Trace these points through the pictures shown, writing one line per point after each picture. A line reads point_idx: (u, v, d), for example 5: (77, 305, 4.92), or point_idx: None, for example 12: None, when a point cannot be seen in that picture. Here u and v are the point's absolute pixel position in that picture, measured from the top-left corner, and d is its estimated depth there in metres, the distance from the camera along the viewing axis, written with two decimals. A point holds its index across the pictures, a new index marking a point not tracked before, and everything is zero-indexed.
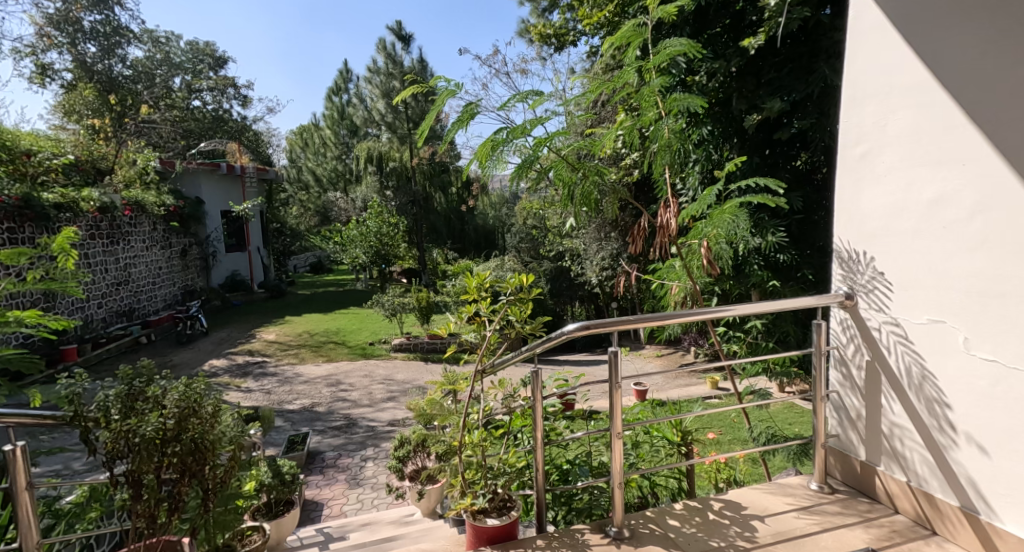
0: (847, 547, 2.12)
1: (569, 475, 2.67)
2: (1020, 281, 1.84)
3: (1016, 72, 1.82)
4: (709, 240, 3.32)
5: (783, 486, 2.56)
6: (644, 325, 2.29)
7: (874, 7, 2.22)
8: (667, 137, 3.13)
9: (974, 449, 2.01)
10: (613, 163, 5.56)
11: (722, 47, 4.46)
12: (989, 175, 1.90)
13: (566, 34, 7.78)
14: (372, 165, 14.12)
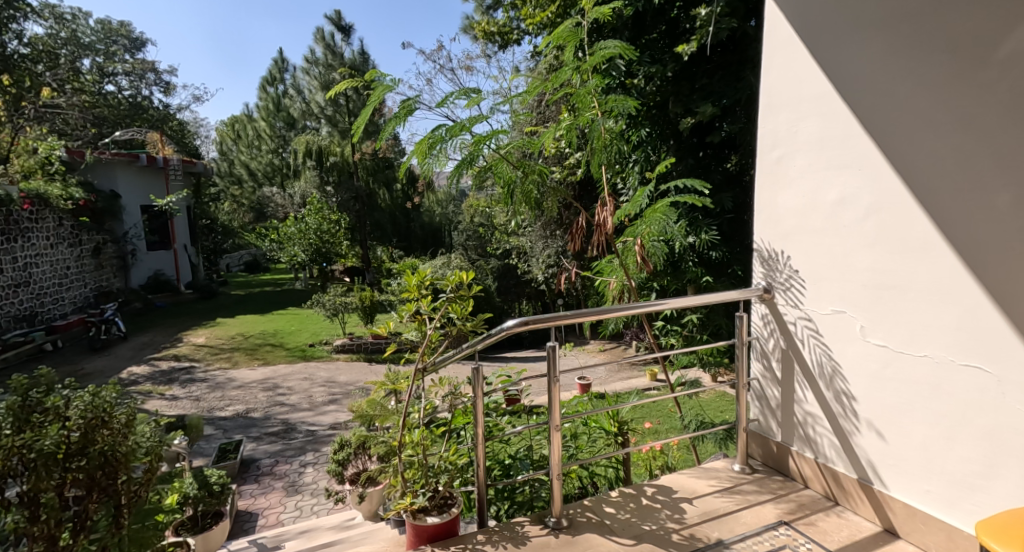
0: (763, 522, 2.27)
1: (512, 469, 2.78)
2: (907, 275, 1.99)
3: (899, 82, 1.97)
4: (643, 239, 3.45)
5: (708, 470, 2.71)
6: (583, 320, 2.36)
7: (785, 21, 2.39)
8: (602, 137, 3.27)
9: (872, 433, 2.16)
10: (557, 163, 5.68)
11: (659, 53, 4.66)
12: (879, 178, 2.05)
13: (509, 32, 7.88)
14: (311, 159, 13.84)
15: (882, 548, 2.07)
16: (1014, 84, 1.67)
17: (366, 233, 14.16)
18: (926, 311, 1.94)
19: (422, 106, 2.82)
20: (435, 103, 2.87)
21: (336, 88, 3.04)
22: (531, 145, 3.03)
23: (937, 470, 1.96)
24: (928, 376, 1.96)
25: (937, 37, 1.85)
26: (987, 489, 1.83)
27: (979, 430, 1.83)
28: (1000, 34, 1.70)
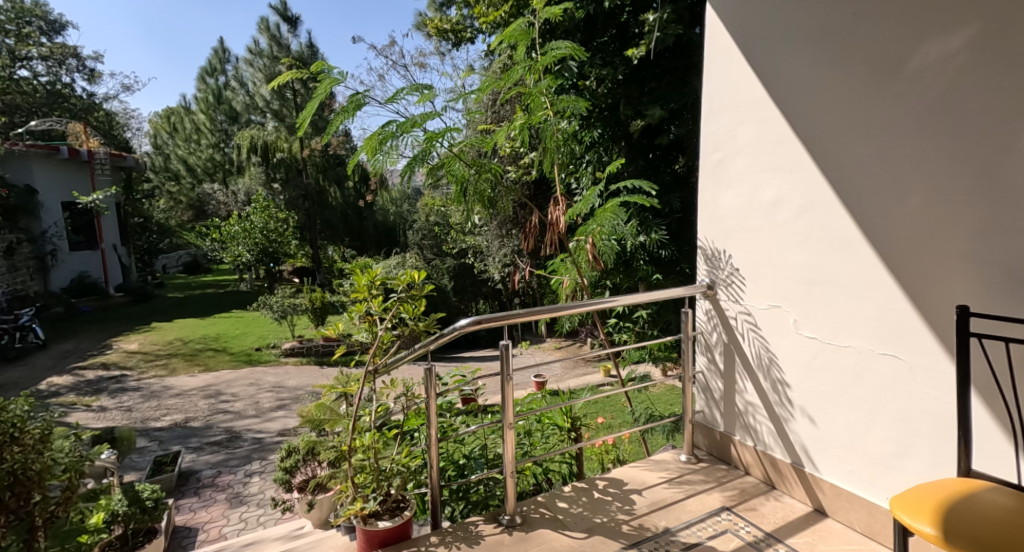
0: (708, 508, 2.37)
1: (465, 468, 2.81)
2: (834, 271, 2.12)
3: (827, 90, 2.10)
4: (594, 238, 3.54)
5: (657, 461, 2.80)
6: (537, 318, 2.38)
7: (725, 30, 2.50)
8: (554, 136, 3.34)
9: (806, 419, 2.31)
10: (512, 162, 5.71)
11: (610, 56, 4.77)
12: (809, 180, 2.18)
13: (463, 30, 7.85)
14: (256, 155, 13.49)
15: (812, 527, 2.21)
16: (924, 94, 1.81)
17: (317, 232, 13.98)
18: (850, 304, 2.08)
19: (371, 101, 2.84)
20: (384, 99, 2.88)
21: (280, 79, 3.02)
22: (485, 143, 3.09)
23: (859, 451, 2.12)
24: (853, 364, 2.10)
25: (859, 48, 1.98)
26: (901, 467, 1.98)
27: (895, 412, 1.98)
28: (912, 48, 1.84)
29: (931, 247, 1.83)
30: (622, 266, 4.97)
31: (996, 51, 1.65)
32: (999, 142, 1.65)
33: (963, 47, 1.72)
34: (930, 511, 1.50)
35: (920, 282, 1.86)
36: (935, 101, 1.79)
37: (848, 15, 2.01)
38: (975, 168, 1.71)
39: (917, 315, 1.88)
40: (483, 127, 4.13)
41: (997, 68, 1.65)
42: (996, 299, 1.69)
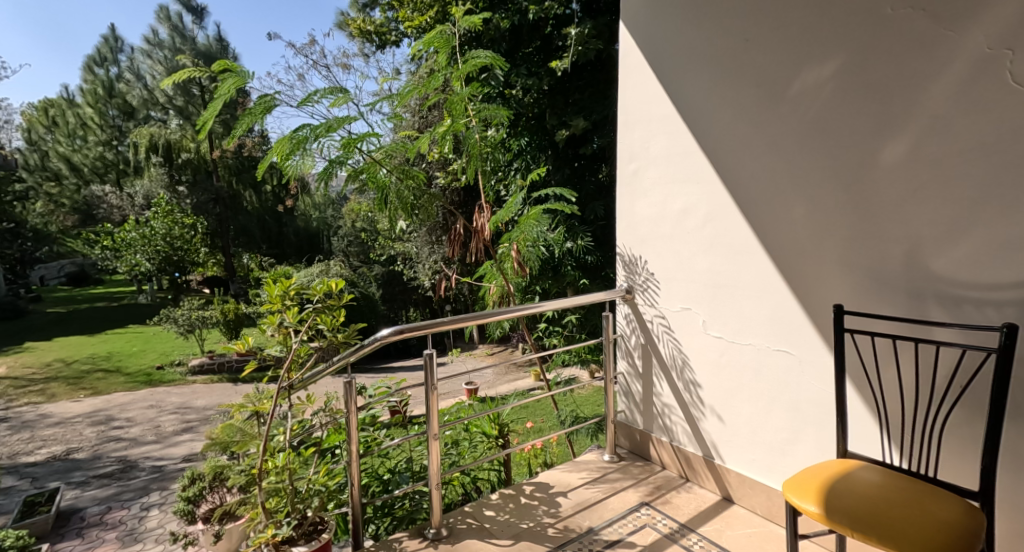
0: (628, 505, 2.48)
1: (390, 483, 2.73)
2: (737, 274, 2.28)
3: (726, 108, 2.26)
4: (518, 244, 3.60)
5: (580, 462, 2.87)
6: (461, 325, 2.37)
7: (637, 47, 2.62)
8: (478, 145, 3.40)
9: (715, 418, 2.46)
10: (440, 168, 5.64)
11: (535, 67, 4.77)
12: (713, 191, 2.33)
13: (387, 33, 7.45)
14: (157, 155, 12.29)
15: (721, 514, 2.37)
16: (806, 116, 2.00)
17: (231, 239, 13.36)
18: (750, 306, 2.25)
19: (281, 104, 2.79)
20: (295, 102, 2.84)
21: (175, 78, 2.89)
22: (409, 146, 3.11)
23: (759, 441, 2.30)
24: (755, 361, 2.27)
25: (753, 71, 2.16)
26: (794, 453, 2.17)
27: (789, 403, 2.17)
28: (795, 72, 2.03)
29: (814, 253, 2.02)
30: (550, 271, 4.88)
31: (863, 78, 1.85)
32: (866, 160, 1.86)
33: (834, 74, 1.92)
34: (815, 493, 1.66)
35: (806, 284, 2.05)
36: (815, 121, 1.98)
37: (742, 40, 2.18)
38: (848, 182, 1.91)
39: (805, 314, 2.07)
40: (404, 132, 4.06)
41: (864, 94, 1.85)
42: (867, 300, 1.89)
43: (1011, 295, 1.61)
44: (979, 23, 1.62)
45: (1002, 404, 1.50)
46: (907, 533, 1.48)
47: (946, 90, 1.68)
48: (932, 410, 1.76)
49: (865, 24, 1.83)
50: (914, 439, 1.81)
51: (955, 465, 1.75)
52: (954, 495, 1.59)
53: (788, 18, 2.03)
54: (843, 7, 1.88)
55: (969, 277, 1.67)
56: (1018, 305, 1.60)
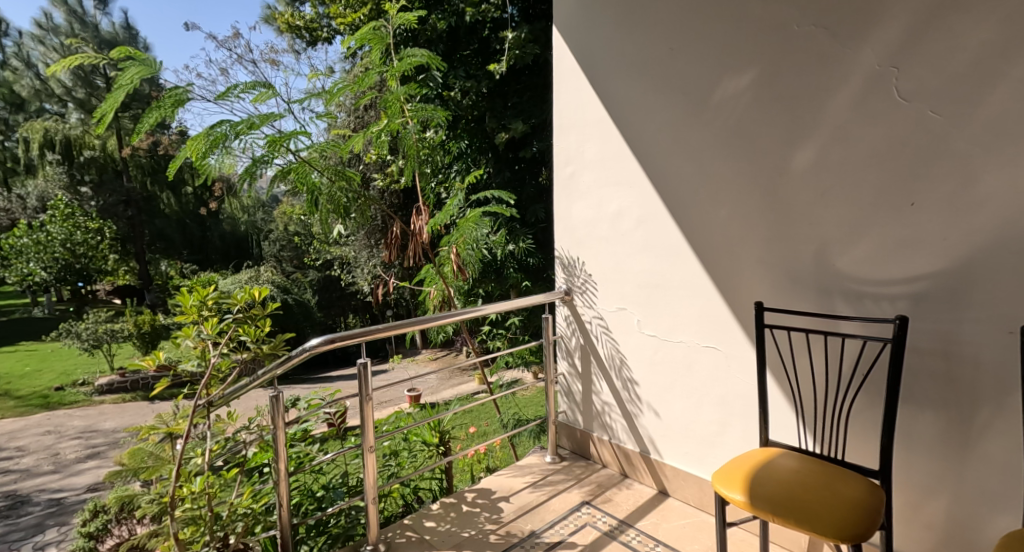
0: (569, 505, 2.51)
1: (323, 500, 2.55)
2: (669, 275, 2.35)
3: (655, 115, 2.33)
4: (458, 247, 3.56)
5: (522, 466, 2.86)
6: (398, 333, 2.31)
7: (570, 52, 2.65)
8: (415, 145, 3.30)
9: (652, 413, 2.53)
10: (379, 170, 5.44)
11: (474, 70, 4.68)
12: (645, 194, 2.39)
13: (318, 30, 6.60)
14: (54, 151, 10.01)
15: (656, 508, 2.43)
16: (727, 123, 2.09)
17: (145, 245, 11.27)
18: (680, 305, 2.33)
19: (193, 96, 2.65)
20: (212, 95, 2.71)
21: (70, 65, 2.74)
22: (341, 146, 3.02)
23: (692, 434, 2.38)
24: (686, 358, 2.35)
25: (678, 79, 2.24)
26: (724, 445, 2.27)
27: (718, 397, 2.26)
28: (716, 81, 2.11)
29: (736, 254, 2.11)
30: (493, 274, 4.78)
31: (776, 88, 1.95)
32: (780, 165, 1.96)
33: (751, 84, 2.02)
34: (740, 482, 1.73)
35: (731, 283, 2.14)
36: (736, 129, 2.07)
37: (667, 49, 2.26)
38: (766, 186, 2.01)
39: (731, 312, 2.16)
40: (337, 131, 3.92)
41: (777, 103, 1.95)
42: (784, 297, 1.99)
43: (904, 290, 1.73)
44: (870, 41, 1.74)
45: (896, 391, 1.61)
46: (819, 515, 1.57)
47: (846, 102, 1.80)
48: (842, 397, 1.88)
49: (775, 37, 1.94)
50: (826, 426, 1.92)
51: (861, 449, 1.87)
52: (859, 475, 1.70)
53: (706, 29, 2.12)
54: (755, 22, 1.99)
55: (870, 274, 1.79)
56: (909, 299, 1.73)
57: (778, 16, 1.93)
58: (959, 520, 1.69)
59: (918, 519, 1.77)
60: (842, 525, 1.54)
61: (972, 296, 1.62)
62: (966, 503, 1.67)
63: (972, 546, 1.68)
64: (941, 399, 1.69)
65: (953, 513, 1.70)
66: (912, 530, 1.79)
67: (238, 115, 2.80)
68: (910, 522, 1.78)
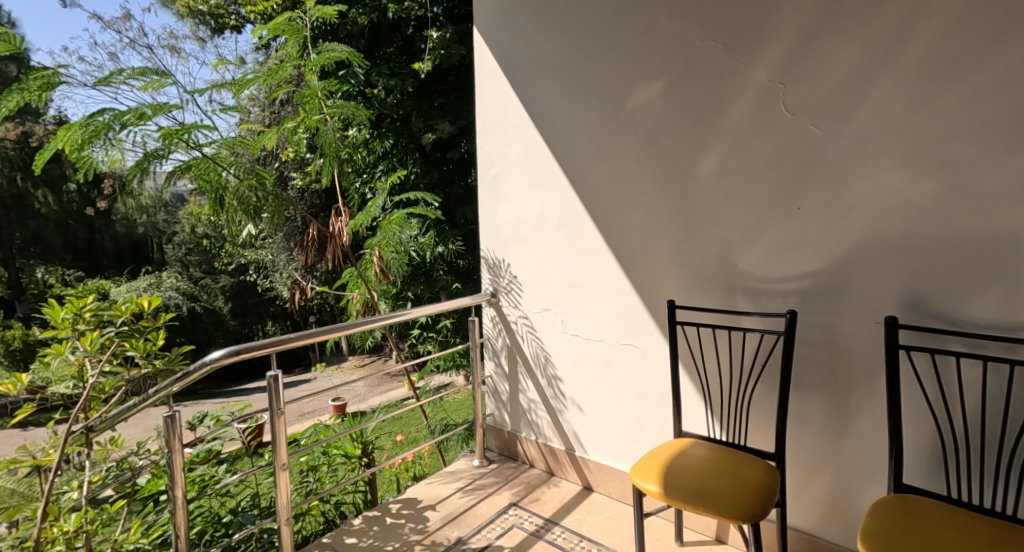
0: (497, 508, 2.50)
1: (230, 526, 2.39)
2: (590, 275, 2.43)
3: (574, 119, 2.41)
4: (381, 249, 3.50)
5: (452, 471, 2.82)
6: (318, 341, 2.20)
7: (491, 54, 2.68)
8: (334, 143, 3.17)
9: (576, 410, 2.61)
10: (298, 168, 5.25)
11: (399, 69, 4.62)
12: (566, 198, 2.47)
13: (224, 16, 5.92)
14: None
15: (581, 504, 2.50)
16: (639, 129, 2.20)
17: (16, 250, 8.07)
18: (601, 304, 2.41)
19: (68, 81, 2.48)
20: (92, 81, 2.55)
21: None
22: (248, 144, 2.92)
23: (614, 429, 2.47)
24: (607, 355, 2.44)
25: (594, 85, 2.33)
26: (642, 437, 2.38)
27: (636, 391, 2.37)
28: (629, 89, 2.22)
29: (650, 254, 2.22)
30: (421, 276, 4.66)
31: (682, 97, 2.07)
32: (688, 170, 2.09)
33: (660, 93, 2.13)
34: (656, 474, 1.83)
35: (646, 282, 2.25)
36: (647, 135, 2.18)
37: (583, 56, 2.35)
38: (675, 189, 2.13)
39: (648, 310, 2.27)
40: (248, 127, 3.74)
41: (683, 112, 2.08)
42: (692, 294, 2.12)
43: (794, 287, 1.89)
44: (760, 58, 1.89)
45: (787, 379, 1.76)
46: (726, 500, 1.68)
47: (742, 112, 1.94)
48: (745, 388, 2.01)
49: (679, 50, 2.06)
50: (730, 413, 2.07)
51: (760, 434, 2.02)
52: (758, 459, 1.84)
53: (619, 38, 2.23)
54: (661, 36, 2.10)
55: (765, 272, 1.94)
56: (798, 295, 1.89)
57: (681, 31, 2.05)
58: (841, 494, 1.86)
59: (808, 494, 1.92)
60: (744, 506, 1.66)
61: (849, 290, 1.79)
62: (847, 478, 1.84)
63: (852, 516, 1.85)
64: (825, 385, 1.86)
65: (836, 488, 1.87)
66: (803, 504, 1.94)
67: (124, 103, 2.61)
68: (802, 497, 1.94)
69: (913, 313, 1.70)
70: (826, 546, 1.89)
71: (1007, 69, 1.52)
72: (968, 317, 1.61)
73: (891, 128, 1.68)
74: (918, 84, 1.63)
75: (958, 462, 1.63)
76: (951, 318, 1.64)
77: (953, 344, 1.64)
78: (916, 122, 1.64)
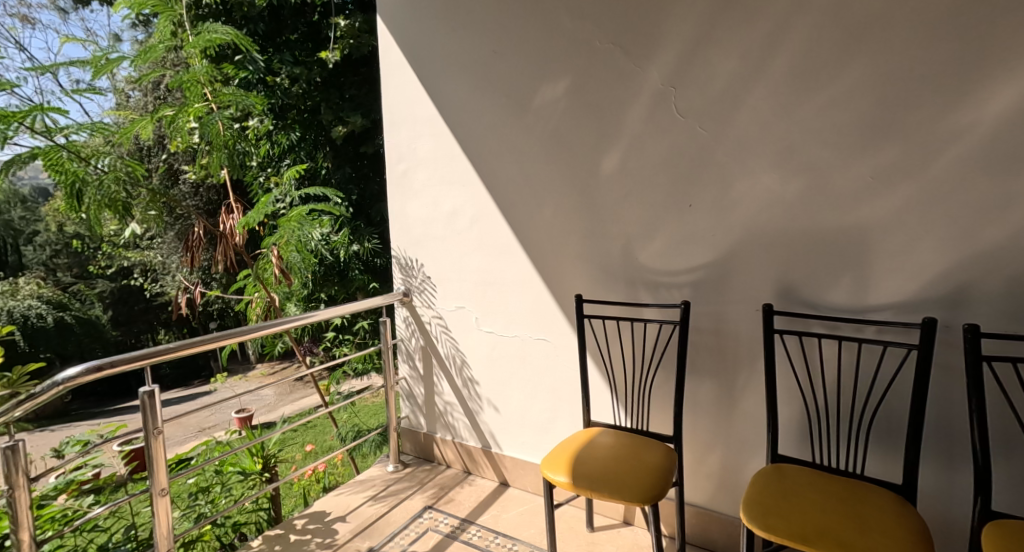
0: (411, 513, 2.48)
1: None
2: (504, 272, 2.47)
3: (482, 116, 2.44)
4: (281, 248, 3.29)
5: (364, 480, 2.76)
6: (198, 351, 2.02)
7: (397, 46, 2.66)
8: (221, 133, 2.87)
9: (490, 407, 2.65)
10: (190, 160, 4.93)
11: (303, 56, 4.42)
12: (477, 195, 2.50)
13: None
14: None
15: (498, 500, 2.54)
16: (545, 127, 2.27)
17: None
18: (514, 301, 2.46)
19: None
20: None
21: None
22: (113, 136, 2.65)
23: (529, 424, 2.53)
24: (521, 351, 2.49)
25: (501, 82, 2.37)
26: (555, 430, 2.45)
27: (549, 386, 2.44)
28: (535, 87, 2.28)
29: (559, 250, 2.30)
30: (336, 276, 4.51)
31: (585, 98, 2.16)
32: (591, 168, 2.18)
33: (565, 93, 2.21)
34: (565, 465, 1.89)
35: (556, 277, 2.32)
36: (553, 133, 2.26)
37: (490, 52, 2.38)
38: (580, 187, 2.21)
39: (558, 304, 2.34)
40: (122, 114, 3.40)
41: (586, 111, 2.17)
42: (598, 288, 2.23)
43: (687, 279, 2.03)
44: (654, 62, 2.00)
45: (681, 365, 1.88)
46: (628, 484, 1.77)
47: (639, 113, 2.05)
48: (647, 377, 2.13)
49: (582, 52, 2.15)
50: (634, 400, 2.18)
51: (660, 418, 2.14)
52: (659, 443, 1.96)
53: (525, 36, 2.28)
54: (564, 37, 2.18)
55: (662, 265, 2.07)
56: (691, 286, 2.02)
57: (582, 33, 2.14)
58: (729, 469, 2.01)
59: (702, 471, 2.06)
60: (645, 490, 1.74)
61: (734, 281, 1.94)
62: (734, 454, 1.99)
63: (739, 489, 2.00)
64: (715, 369, 2.00)
65: (726, 463, 2.02)
66: (698, 481, 2.08)
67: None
68: (698, 474, 2.07)
69: (785, 300, 1.87)
70: (719, 518, 2.03)
71: (858, 81, 1.70)
72: (828, 303, 1.80)
73: (765, 131, 1.84)
74: (787, 92, 1.80)
75: (821, 432, 1.82)
76: (818, 305, 1.82)
77: (816, 327, 1.83)
78: (786, 127, 1.81)
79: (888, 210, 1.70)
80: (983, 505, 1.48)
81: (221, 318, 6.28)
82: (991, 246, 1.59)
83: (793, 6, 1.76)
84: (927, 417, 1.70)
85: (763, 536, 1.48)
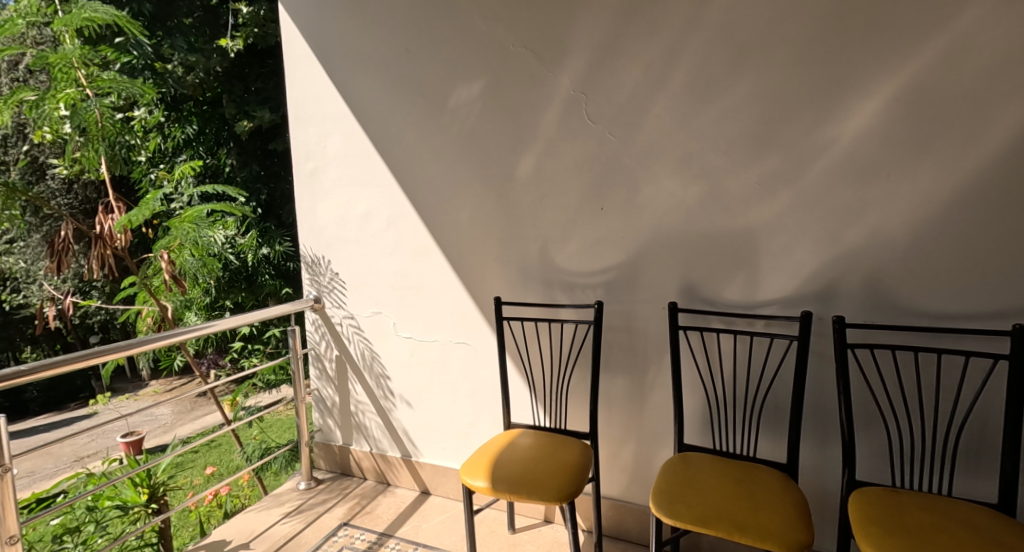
0: (324, 531, 2.39)
1: None
2: (421, 275, 2.46)
3: (396, 114, 2.43)
4: (172, 252, 3.05)
5: (274, 497, 2.64)
6: (63, 371, 1.82)
7: (303, 39, 2.59)
8: (97, 121, 2.68)
9: (407, 410, 2.62)
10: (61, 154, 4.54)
11: (200, 41, 4.08)
12: (390, 196, 2.48)
13: None
14: None
15: (417, 510, 2.51)
16: (461, 128, 2.30)
17: None
18: (433, 304, 2.46)
19: None
20: None
21: None
22: None
23: (448, 428, 2.53)
24: (440, 355, 2.49)
25: (416, 81, 2.37)
26: (474, 433, 2.47)
27: (467, 388, 2.45)
28: (450, 89, 2.30)
29: (476, 252, 2.32)
30: (243, 283, 4.24)
31: (500, 100, 2.20)
32: (507, 171, 2.22)
33: (480, 95, 2.24)
34: (484, 470, 1.90)
35: (474, 278, 2.34)
36: (468, 136, 2.28)
37: (404, 51, 2.37)
38: (496, 189, 2.25)
39: (475, 307, 2.36)
40: None
41: (501, 113, 2.21)
42: (514, 289, 2.27)
43: (600, 279, 2.11)
44: (565, 68, 2.08)
45: (594, 362, 1.95)
46: (544, 484, 1.80)
47: (552, 118, 2.12)
48: (562, 376, 2.20)
49: (495, 55, 2.19)
50: (551, 398, 2.24)
51: (576, 414, 2.21)
52: (575, 441, 2.02)
53: (439, 37, 2.29)
54: (478, 39, 2.21)
55: (576, 267, 2.14)
56: (603, 286, 2.11)
57: (496, 36, 2.18)
58: (641, 461, 2.10)
59: (617, 465, 2.14)
60: (561, 490, 1.79)
61: (642, 281, 2.04)
62: (646, 446, 2.09)
63: (650, 480, 2.10)
64: (626, 366, 2.09)
65: (638, 456, 2.11)
66: (613, 475, 2.16)
67: None
68: (612, 468, 2.15)
69: (687, 298, 1.99)
70: (632, 509, 2.12)
71: (749, 92, 1.84)
72: (724, 300, 1.93)
73: (667, 139, 1.95)
74: (686, 102, 1.92)
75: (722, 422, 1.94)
76: (716, 301, 1.95)
77: (715, 323, 1.96)
78: (686, 134, 1.93)
79: (776, 213, 1.85)
80: (850, 477, 1.64)
81: (103, 331, 5.75)
82: (861, 246, 1.76)
83: (689, 20, 1.88)
84: (812, 403, 1.86)
85: (671, 523, 1.56)
